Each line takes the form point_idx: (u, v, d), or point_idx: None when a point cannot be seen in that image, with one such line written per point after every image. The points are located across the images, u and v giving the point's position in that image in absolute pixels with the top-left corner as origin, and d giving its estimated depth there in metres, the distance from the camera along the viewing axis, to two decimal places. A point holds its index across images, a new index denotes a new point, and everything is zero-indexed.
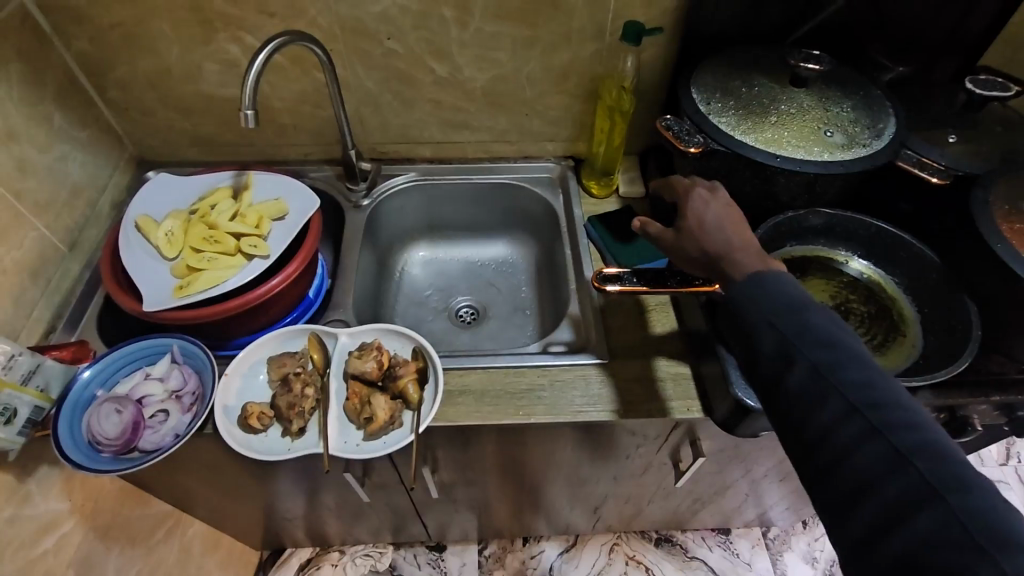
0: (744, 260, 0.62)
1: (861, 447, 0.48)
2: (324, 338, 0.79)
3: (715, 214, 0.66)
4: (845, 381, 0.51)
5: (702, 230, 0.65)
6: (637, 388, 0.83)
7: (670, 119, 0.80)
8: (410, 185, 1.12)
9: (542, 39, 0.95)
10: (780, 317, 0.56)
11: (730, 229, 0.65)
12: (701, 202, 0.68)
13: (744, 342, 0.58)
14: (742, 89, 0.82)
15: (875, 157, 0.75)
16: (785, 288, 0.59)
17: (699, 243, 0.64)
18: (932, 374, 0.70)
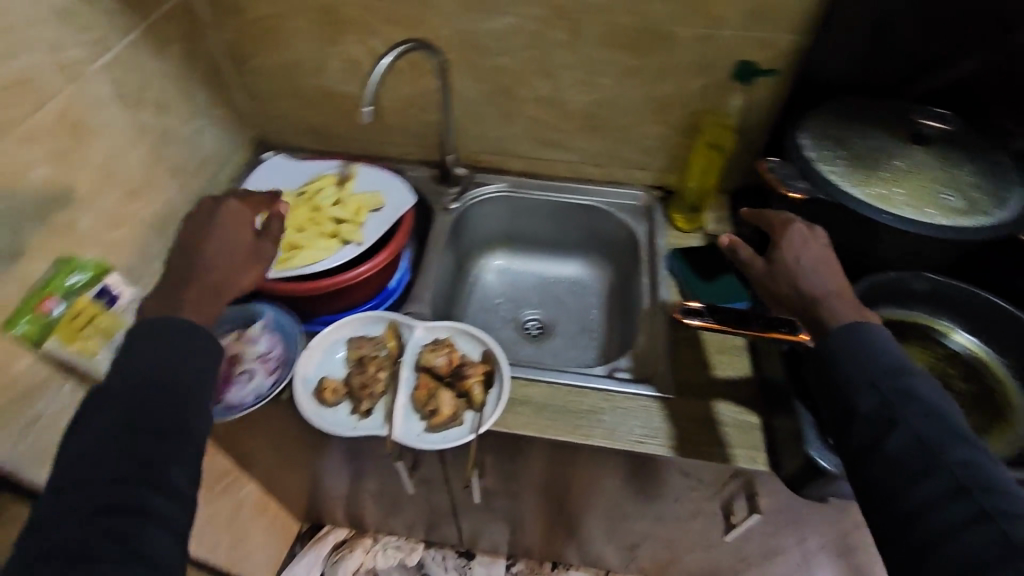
0: (840, 309, 0.62)
1: (968, 528, 0.46)
2: (401, 328, 0.82)
3: (813, 255, 0.67)
4: (954, 458, 0.49)
5: (797, 267, 0.66)
6: (700, 428, 0.81)
7: (774, 161, 0.78)
8: (499, 195, 1.15)
9: (650, 70, 0.96)
10: (885, 378, 0.55)
11: (827, 274, 0.65)
12: (798, 239, 0.68)
13: (837, 399, 0.57)
14: (854, 141, 0.80)
15: (997, 227, 0.69)
16: (890, 352, 0.57)
17: (794, 280, 0.65)
18: None
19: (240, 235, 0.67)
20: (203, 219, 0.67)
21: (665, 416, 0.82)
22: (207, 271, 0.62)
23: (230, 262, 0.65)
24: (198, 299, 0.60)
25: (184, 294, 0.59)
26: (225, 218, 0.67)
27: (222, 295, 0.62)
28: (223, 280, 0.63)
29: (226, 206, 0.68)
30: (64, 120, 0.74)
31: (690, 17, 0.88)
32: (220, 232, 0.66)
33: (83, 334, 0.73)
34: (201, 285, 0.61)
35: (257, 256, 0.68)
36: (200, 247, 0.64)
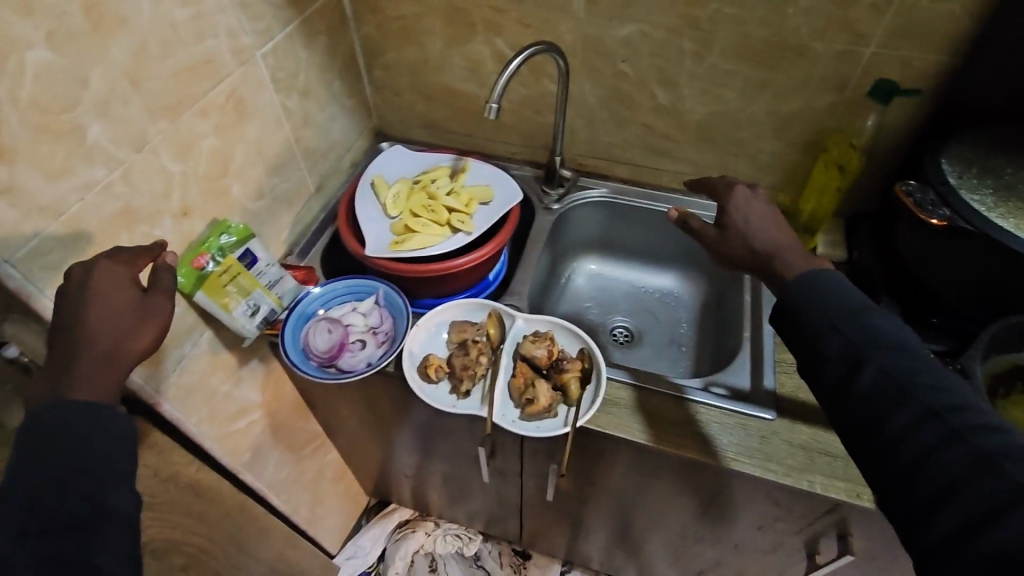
0: (790, 259, 0.65)
1: (944, 446, 0.48)
2: (503, 317, 0.85)
3: (759, 214, 0.72)
4: (922, 382, 0.51)
5: (748, 227, 0.70)
6: (798, 455, 0.77)
7: (911, 184, 0.75)
8: (600, 200, 1.16)
9: (776, 84, 0.94)
10: (846, 320, 0.57)
11: (775, 229, 0.69)
12: (742, 201, 0.73)
13: (807, 345, 0.59)
14: (1005, 171, 0.74)
15: None
16: (846, 292, 0.60)
17: (749, 241, 0.69)
18: None
19: (121, 294, 0.61)
20: (74, 285, 0.60)
21: (760, 436, 0.79)
22: (90, 341, 0.57)
23: (119, 326, 0.59)
24: (88, 375, 0.56)
25: (68, 375, 0.55)
26: (101, 279, 0.61)
27: (112, 364, 0.58)
28: (113, 347, 0.58)
29: (98, 266, 0.62)
30: (232, 99, 0.83)
31: (827, 32, 0.86)
32: (98, 296, 0.60)
33: (227, 291, 0.79)
34: (87, 358, 0.56)
35: (148, 313, 0.62)
36: (79, 316, 0.58)
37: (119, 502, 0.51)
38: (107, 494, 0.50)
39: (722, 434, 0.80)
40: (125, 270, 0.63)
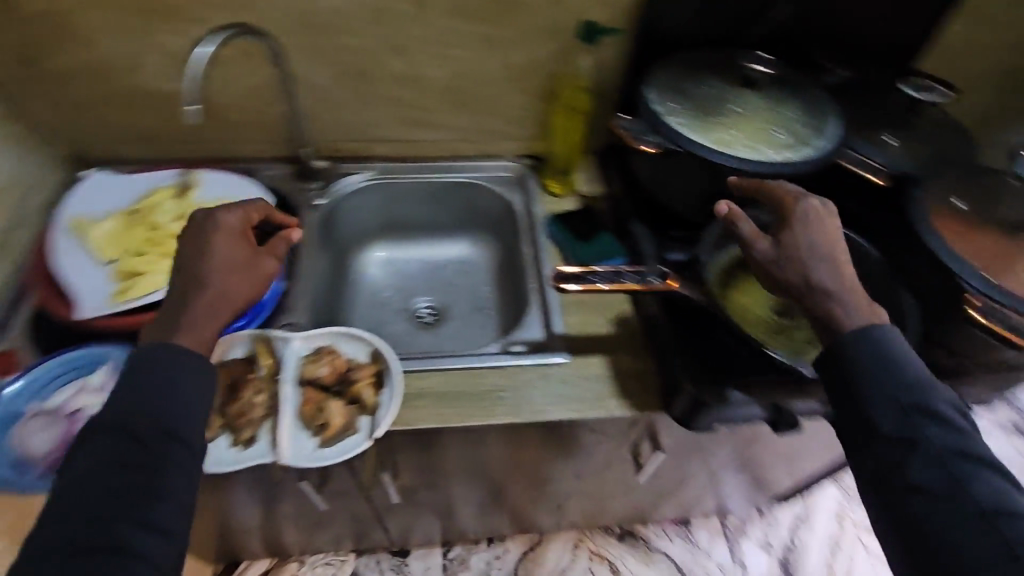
0: (825, 278, 0.59)
1: (994, 563, 0.45)
2: (275, 343, 0.76)
3: (819, 234, 0.62)
4: (982, 492, 0.48)
5: (807, 253, 0.60)
6: (596, 386, 0.83)
7: (627, 117, 0.81)
8: (367, 184, 1.08)
9: (501, 37, 0.94)
10: (907, 395, 0.52)
11: (838, 262, 0.60)
12: (806, 220, 0.63)
13: (850, 408, 0.55)
14: (695, 90, 0.84)
15: (819, 157, 0.77)
16: (905, 360, 0.55)
17: (805, 270, 0.60)
18: None
19: (242, 244, 0.64)
20: (209, 228, 0.64)
21: (562, 378, 0.84)
22: (209, 281, 0.60)
23: (226, 277, 0.61)
24: (193, 322, 0.57)
25: (182, 319, 0.57)
26: (213, 233, 0.64)
27: (220, 311, 0.60)
28: (222, 295, 0.60)
29: (223, 215, 0.65)
30: None
31: None
32: (224, 241, 0.63)
33: None
34: (199, 303, 0.59)
35: (252, 270, 0.63)
36: (202, 256, 0.62)
37: (194, 431, 0.53)
38: (187, 421, 0.53)
39: (529, 387, 0.83)
40: (238, 224, 0.66)
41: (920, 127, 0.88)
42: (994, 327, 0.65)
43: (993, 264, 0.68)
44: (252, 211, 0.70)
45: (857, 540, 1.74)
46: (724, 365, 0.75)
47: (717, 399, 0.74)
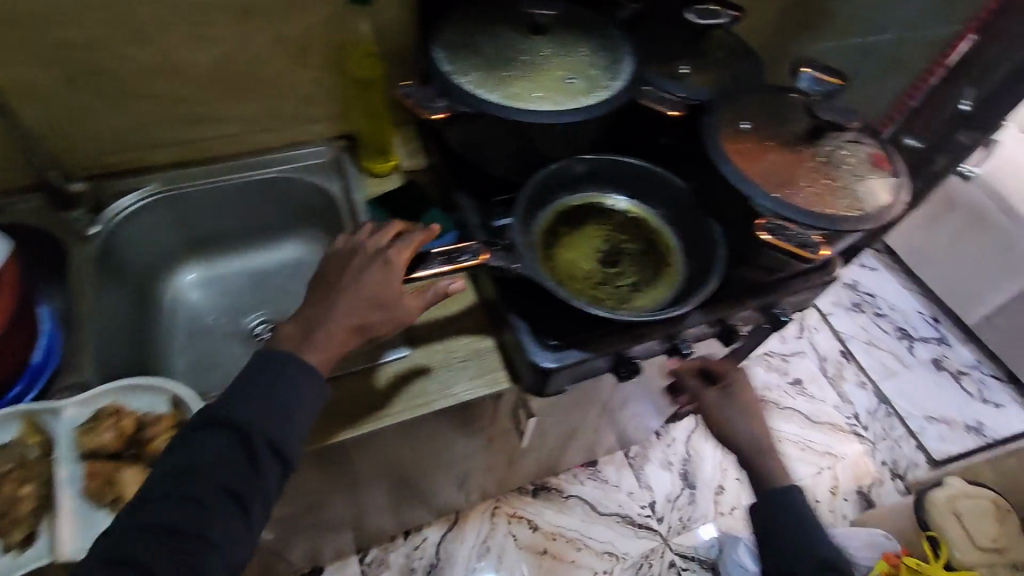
0: (736, 418, 0.90)
1: None
2: (38, 418, 0.65)
3: (737, 406, 0.91)
4: None
5: (734, 411, 0.91)
6: (440, 376, 0.80)
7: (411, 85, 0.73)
8: (150, 201, 0.93)
9: (261, 10, 0.81)
10: (816, 545, 0.80)
11: (752, 429, 0.89)
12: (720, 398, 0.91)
13: (779, 552, 0.81)
14: (483, 43, 0.77)
15: (616, 99, 0.75)
16: (809, 520, 0.83)
17: (734, 422, 0.90)
18: (690, 298, 0.70)
19: (394, 278, 0.69)
20: (375, 262, 0.70)
21: (406, 377, 0.80)
22: (346, 312, 0.67)
23: (370, 309, 0.68)
24: (330, 347, 0.66)
25: (321, 335, 0.66)
26: (387, 268, 0.70)
27: (349, 338, 0.68)
28: (360, 328, 0.68)
29: (390, 257, 0.70)
30: None
31: None
32: (373, 280, 0.69)
33: None
34: (336, 332, 0.66)
35: (388, 310, 0.69)
36: (355, 293, 0.68)
37: (291, 446, 0.62)
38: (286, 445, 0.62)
39: (374, 393, 0.78)
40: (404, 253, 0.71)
41: (708, 52, 0.88)
42: (782, 243, 0.64)
43: (781, 182, 0.71)
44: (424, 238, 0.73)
45: None
46: (559, 329, 0.74)
47: (556, 364, 0.72)
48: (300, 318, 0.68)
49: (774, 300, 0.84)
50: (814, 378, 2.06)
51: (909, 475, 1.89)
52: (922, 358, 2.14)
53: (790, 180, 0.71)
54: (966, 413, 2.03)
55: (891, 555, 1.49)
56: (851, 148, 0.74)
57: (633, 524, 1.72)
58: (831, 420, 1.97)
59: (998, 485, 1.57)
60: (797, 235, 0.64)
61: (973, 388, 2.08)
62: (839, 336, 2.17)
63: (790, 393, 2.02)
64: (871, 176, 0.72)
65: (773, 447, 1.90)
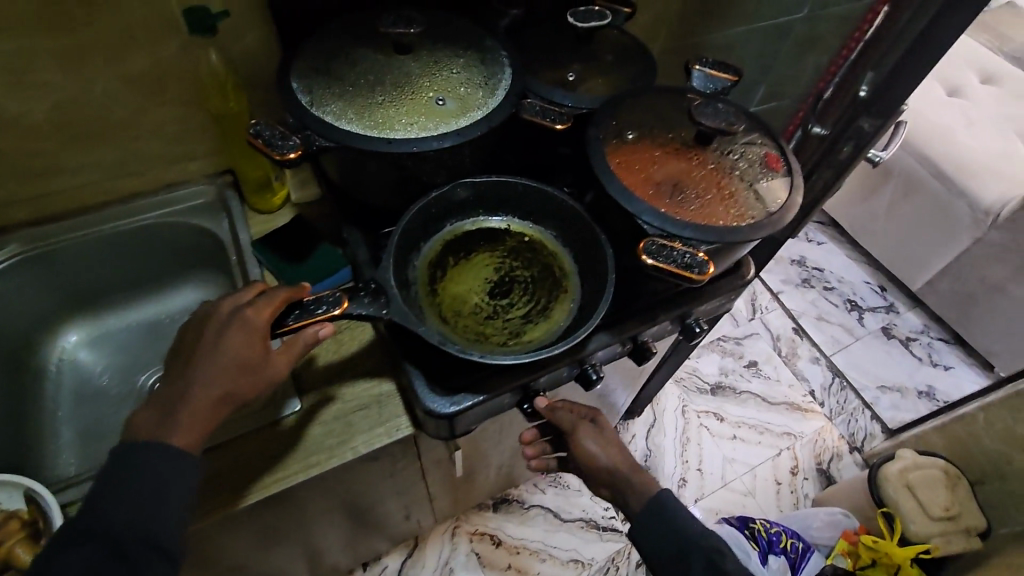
0: (609, 445, 0.79)
1: None
2: None
3: (608, 437, 0.80)
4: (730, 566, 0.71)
5: (608, 441, 0.79)
6: (338, 428, 0.75)
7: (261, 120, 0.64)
8: (10, 264, 0.85)
9: (95, 48, 0.73)
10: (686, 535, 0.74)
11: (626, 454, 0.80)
12: (594, 431, 0.80)
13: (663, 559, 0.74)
14: (345, 69, 0.70)
15: (492, 117, 0.69)
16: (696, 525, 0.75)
17: (610, 451, 0.79)
18: (579, 328, 0.67)
19: (256, 341, 0.60)
20: (229, 325, 0.61)
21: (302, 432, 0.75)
22: (203, 387, 0.59)
23: (231, 381, 0.59)
24: (194, 423, 0.58)
25: (179, 416, 0.58)
26: (239, 330, 0.60)
27: (213, 413, 0.59)
28: (223, 399, 0.60)
29: (247, 321, 0.61)
30: None
31: None
32: (229, 349, 0.60)
33: None
34: (196, 411, 0.58)
35: (258, 376, 0.61)
36: (210, 367, 0.59)
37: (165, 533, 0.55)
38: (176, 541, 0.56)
39: (265, 454, 0.73)
40: (260, 313, 0.61)
41: (595, 57, 0.84)
42: (665, 265, 0.60)
43: (670, 195, 0.67)
44: (290, 294, 0.63)
45: (700, 426, 1.90)
46: (453, 372, 0.70)
47: (455, 409, 0.67)
48: (157, 399, 0.59)
49: (690, 310, 0.79)
50: (769, 359, 2.06)
51: (867, 446, 1.89)
52: (872, 328, 2.16)
53: (680, 192, 0.67)
54: (917, 378, 2.05)
55: (851, 532, 1.51)
56: (741, 150, 0.71)
57: (596, 528, 1.69)
58: (788, 399, 1.97)
59: (950, 452, 1.57)
60: (681, 255, 0.60)
61: (922, 353, 2.11)
62: (790, 313, 2.18)
63: (746, 376, 2.01)
64: (763, 178, 0.69)
65: (731, 433, 1.89)
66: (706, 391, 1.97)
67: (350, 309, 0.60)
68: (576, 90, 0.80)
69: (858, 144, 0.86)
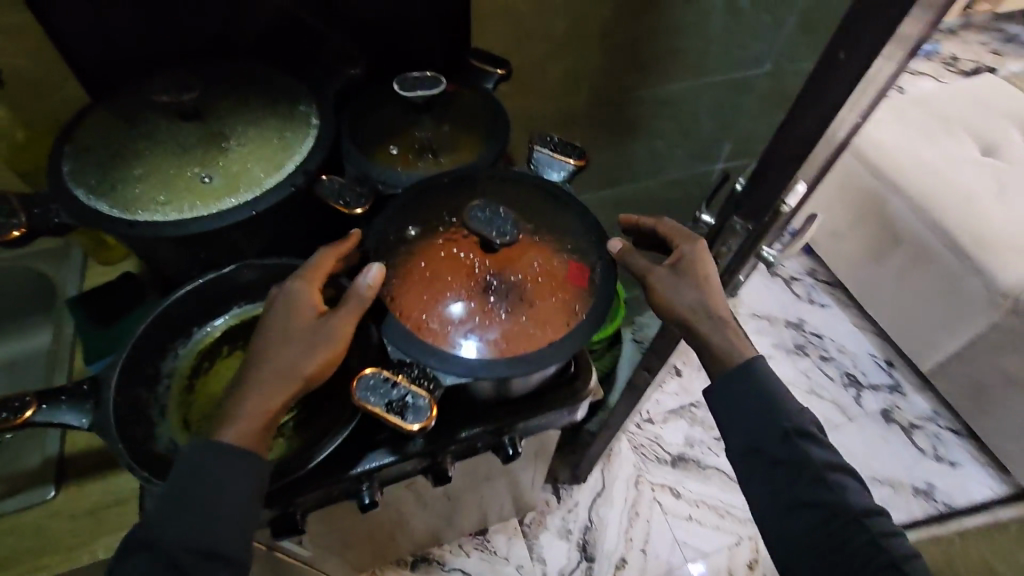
0: (691, 294, 0.62)
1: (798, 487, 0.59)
2: None
3: (692, 283, 0.63)
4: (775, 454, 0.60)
5: (664, 288, 0.63)
6: (85, 526, 0.73)
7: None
8: None
9: None
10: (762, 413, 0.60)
11: (703, 295, 0.62)
12: (673, 274, 0.64)
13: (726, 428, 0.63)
14: (113, 134, 0.63)
15: (259, 201, 0.60)
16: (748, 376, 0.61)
17: (669, 304, 0.63)
18: (327, 444, 0.59)
19: (305, 311, 0.56)
20: (280, 303, 0.57)
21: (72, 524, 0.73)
22: (257, 371, 0.54)
23: (284, 357, 0.54)
24: (249, 413, 0.52)
25: (230, 412, 0.52)
26: (286, 300, 0.56)
27: (274, 398, 0.53)
28: (280, 374, 0.53)
29: (291, 293, 0.57)
30: None
31: None
32: (280, 323, 0.55)
33: None
34: (253, 396, 0.53)
35: (313, 341, 0.54)
36: (270, 350, 0.54)
37: None
38: (229, 541, 0.51)
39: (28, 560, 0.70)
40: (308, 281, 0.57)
41: (437, 127, 0.74)
42: (377, 407, 0.54)
43: (457, 292, 0.62)
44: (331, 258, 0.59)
45: (652, 501, 1.54)
46: None
47: None
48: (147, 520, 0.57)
49: (507, 425, 0.68)
50: None
51: None
52: (870, 408, 1.81)
53: (448, 305, 0.61)
54: (915, 473, 1.70)
55: None
56: (531, 257, 0.65)
57: None
58: None
59: None
60: (394, 398, 0.54)
61: (926, 445, 1.75)
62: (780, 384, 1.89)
63: (715, 450, 1.64)
64: (562, 294, 0.63)
65: (688, 513, 1.52)
66: (665, 461, 1.61)
67: (36, 418, 0.55)
68: (400, 167, 0.70)
69: (739, 244, 0.74)
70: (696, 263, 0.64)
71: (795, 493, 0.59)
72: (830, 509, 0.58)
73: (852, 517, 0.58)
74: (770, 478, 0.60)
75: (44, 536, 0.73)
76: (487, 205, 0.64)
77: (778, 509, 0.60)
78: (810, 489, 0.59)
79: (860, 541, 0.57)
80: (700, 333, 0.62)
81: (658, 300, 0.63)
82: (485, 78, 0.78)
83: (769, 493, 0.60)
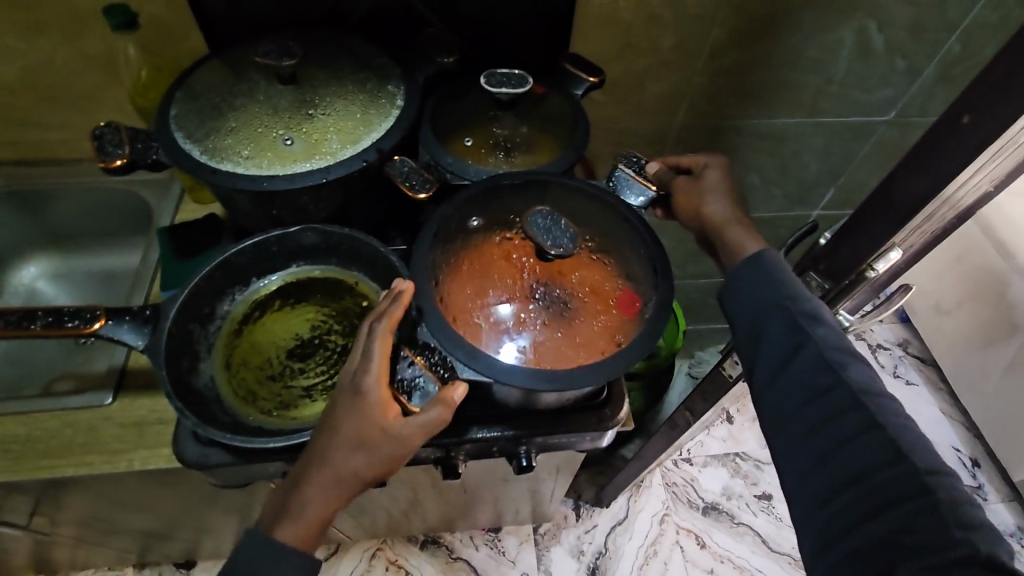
0: (714, 200, 0.69)
1: (837, 413, 0.52)
2: None
3: (713, 188, 0.71)
4: (802, 365, 0.55)
5: (695, 195, 0.70)
6: (131, 432, 0.80)
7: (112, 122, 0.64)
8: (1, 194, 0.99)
9: (50, 24, 0.81)
10: (767, 311, 0.58)
11: (726, 205, 0.69)
12: (696, 184, 0.71)
13: (746, 339, 0.60)
14: (216, 87, 0.68)
15: (333, 168, 0.63)
16: (762, 275, 0.60)
17: (698, 205, 0.70)
18: None
19: (381, 415, 0.54)
20: (355, 379, 0.55)
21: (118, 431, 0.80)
22: (324, 459, 0.55)
23: (351, 456, 0.55)
24: (314, 495, 0.56)
25: (297, 490, 0.56)
26: (360, 384, 0.55)
27: (335, 490, 0.56)
28: (345, 475, 0.55)
29: (365, 373, 0.55)
30: None
31: None
32: (353, 420, 0.54)
33: None
34: (318, 482, 0.55)
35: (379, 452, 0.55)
36: (337, 442, 0.55)
37: None
38: None
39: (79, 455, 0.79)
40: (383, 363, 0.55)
41: (518, 126, 0.73)
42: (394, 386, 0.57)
43: (512, 292, 0.61)
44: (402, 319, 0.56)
45: (674, 545, 1.45)
46: None
47: (199, 463, 0.60)
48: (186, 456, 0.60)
49: (525, 434, 0.66)
50: None
51: None
52: None
53: (492, 306, 0.60)
54: None
55: None
56: (581, 274, 0.63)
57: None
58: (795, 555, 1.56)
59: None
60: (407, 378, 0.57)
61: None
62: None
63: (752, 508, 1.53)
64: (611, 317, 0.61)
65: (710, 566, 1.43)
66: (696, 506, 1.52)
67: (102, 331, 0.61)
68: (471, 160, 0.71)
69: None
70: (716, 176, 0.72)
71: (819, 415, 0.52)
72: (833, 399, 0.52)
73: (852, 392, 0.52)
74: (763, 356, 0.57)
75: (94, 433, 0.80)
76: (550, 214, 0.62)
77: (771, 383, 0.56)
78: (842, 417, 0.52)
79: (853, 418, 0.51)
80: (727, 238, 0.66)
81: (685, 207, 0.71)
82: (574, 84, 0.76)
83: (764, 363, 0.57)
